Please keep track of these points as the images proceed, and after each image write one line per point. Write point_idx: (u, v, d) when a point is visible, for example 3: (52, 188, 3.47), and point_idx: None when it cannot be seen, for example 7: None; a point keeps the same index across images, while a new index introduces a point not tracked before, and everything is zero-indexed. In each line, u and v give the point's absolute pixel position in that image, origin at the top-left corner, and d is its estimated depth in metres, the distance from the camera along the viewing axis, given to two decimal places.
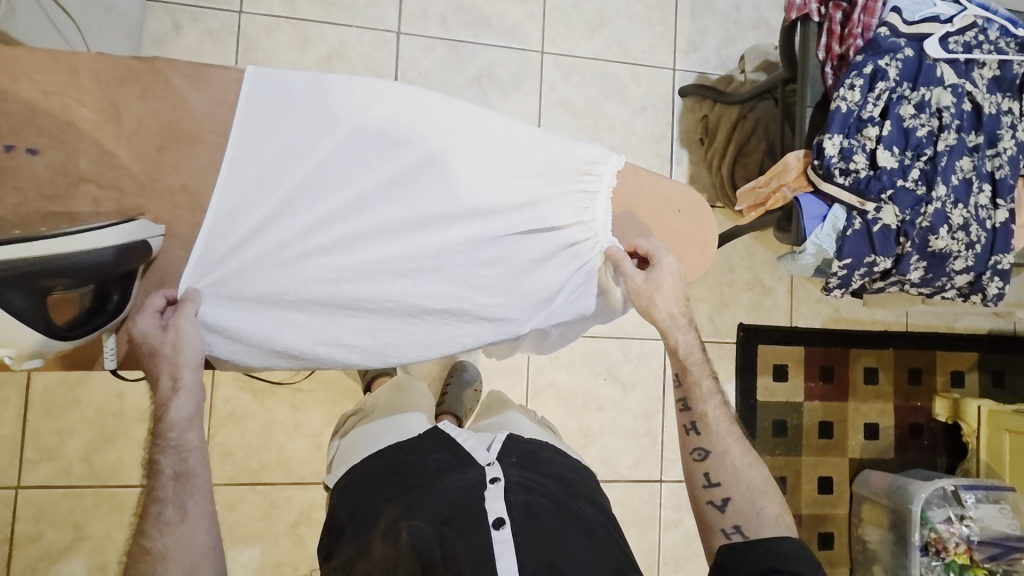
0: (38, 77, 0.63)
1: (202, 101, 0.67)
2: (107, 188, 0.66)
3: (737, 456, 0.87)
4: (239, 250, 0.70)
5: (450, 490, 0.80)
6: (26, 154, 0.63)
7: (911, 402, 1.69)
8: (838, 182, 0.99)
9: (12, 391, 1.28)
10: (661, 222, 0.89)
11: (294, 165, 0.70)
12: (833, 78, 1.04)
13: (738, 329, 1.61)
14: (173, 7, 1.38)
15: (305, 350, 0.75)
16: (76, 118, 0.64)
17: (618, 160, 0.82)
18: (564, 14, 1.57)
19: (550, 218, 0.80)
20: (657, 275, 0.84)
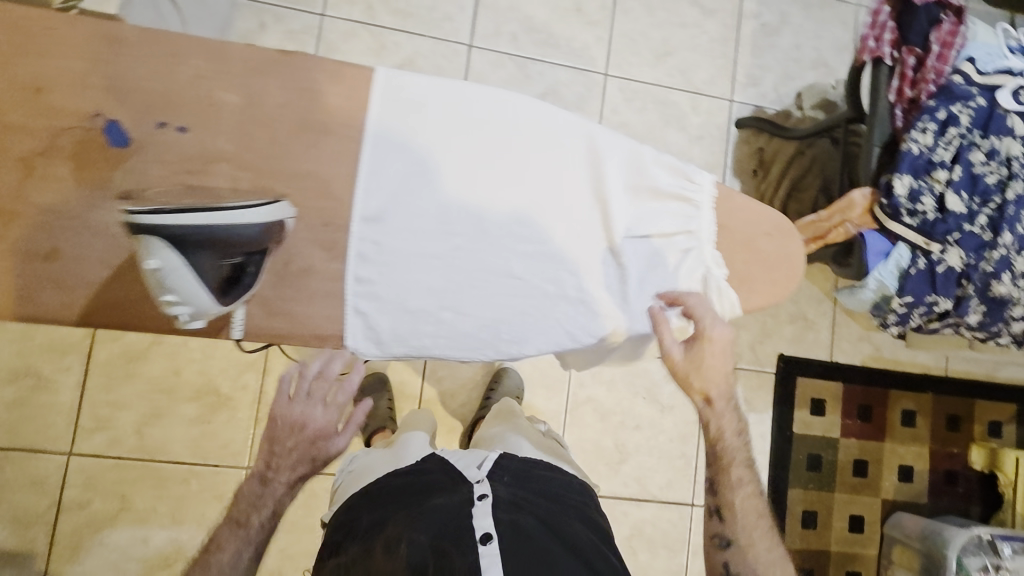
0: (192, 61, 0.68)
1: (337, 95, 0.70)
2: (243, 169, 0.69)
3: (755, 537, 0.87)
4: (384, 217, 0.71)
5: (440, 507, 0.85)
6: (176, 132, 0.68)
7: (947, 448, 1.68)
8: (905, 222, 1.01)
9: (76, 359, 1.30)
10: (748, 245, 0.80)
11: (429, 148, 0.72)
12: (903, 119, 1.07)
13: (777, 359, 1.62)
14: (261, 7, 1.45)
15: (430, 319, 0.75)
16: (219, 102, 0.68)
17: (713, 177, 0.76)
18: (631, 41, 1.62)
19: (655, 221, 0.76)
20: (697, 351, 0.78)
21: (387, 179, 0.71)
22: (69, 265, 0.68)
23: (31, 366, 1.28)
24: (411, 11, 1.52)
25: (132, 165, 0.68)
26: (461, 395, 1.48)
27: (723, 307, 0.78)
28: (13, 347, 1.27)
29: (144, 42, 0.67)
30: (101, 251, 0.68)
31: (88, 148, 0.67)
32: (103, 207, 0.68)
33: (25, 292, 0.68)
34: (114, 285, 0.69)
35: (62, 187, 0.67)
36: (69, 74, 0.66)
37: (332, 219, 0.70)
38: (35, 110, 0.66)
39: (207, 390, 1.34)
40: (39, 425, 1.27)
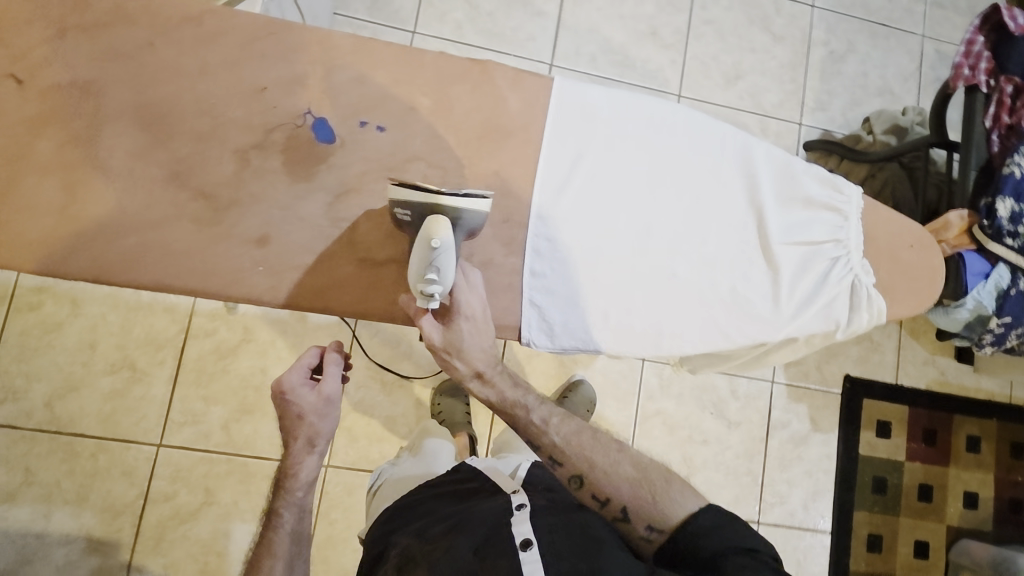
0: (390, 67, 0.76)
1: (517, 101, 0.77)
2: (433, 167, 0.75)
3: (604, 465, 0.83)
4: (559, 215, 0.77)
5: (480, 517, 0.87)
6: (376, 131, 0.75)
7: (1012, 476, 1.67)
8: (1007, 243, 1.04)
9: (170, 352, 1.36)
10: (892, 256, 0.82)
11: (597, 150, 0.77)
12: (1000, 145, 1.10)
13: (844, 380, 1.63)
14: (357, 23, 1.52)
15: (596, 314, 0.78)
16: (416, 105, 0.76)
17: (862, 188, 0.79)
18: (703, 64, 1.67)
19: (805, 228, 0.79)
20: (453, 334, 0.75)
21: (562, 181, 0.77)
22: (275, 253, 0.76)
23: (129, 358, 1.35)
24: (497, 30, 1.58)
25: (337, 160, 0.76)
26: None
27: (873, 313, 0.79)
28: (115, 339, 1.34)
29: (351, 49, 0.76)
30: (304, 241, 0.76)
31: (299, 143, 0.76)
32: (310, 199, 0.76)
33: (235, 276, 0.76)
34: (310, 274, 0.76)
35: (274, 177, 0.76)
36: (285, 75, 0.76)
37: (512, 217, 0.76)
38: (258, 107, 0.76)
39: None
40: (137, 415, 1.33)
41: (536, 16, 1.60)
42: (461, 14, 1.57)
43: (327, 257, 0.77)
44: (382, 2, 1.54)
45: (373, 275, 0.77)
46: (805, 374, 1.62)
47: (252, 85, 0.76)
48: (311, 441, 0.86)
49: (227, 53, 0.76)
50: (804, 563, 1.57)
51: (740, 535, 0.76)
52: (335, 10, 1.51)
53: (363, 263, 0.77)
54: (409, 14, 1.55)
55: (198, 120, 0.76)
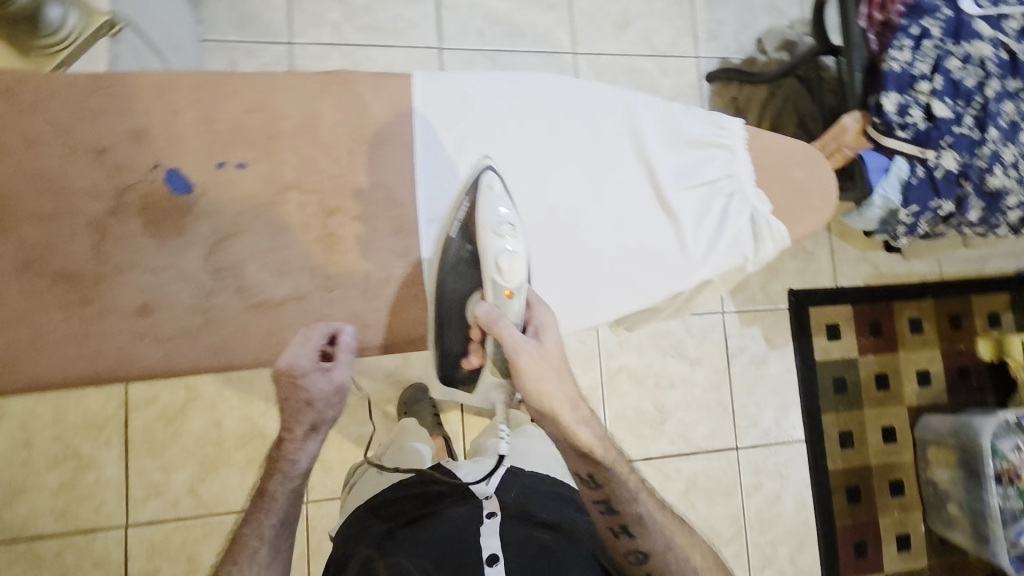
0: (239, 98, 0.73)
1: (382, 105, 0.75)
2: (308, 193, 0.74)
3: (652, 527, 0.88)
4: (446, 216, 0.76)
5: (450, 526, 0.94)
6: (237, 168, 0.72)
7: (956, 346, 1.78)
8: (899, 136, 1.07)
9: (114, 431, 1.29)
10: (785, 178, 0.83)
11: (469, 140, 0.76)
12: (878, 42, 1.12)
13: (788, 295, 1.69)
14: (227, 46, 1.43)
15: None
16: (275, 132, 0.73)
17: (740, 119, 0.80)
18: (591, 17, 1.65)
19: (696, 169, 0.81)
20: (541, 362, 0.71)
21: (439, 181, 0.76)
22: (160, 321, 0.72)
23: (71, 447, 1.28)
24: (377, 24, 1.52)
25: (202, 210, 0.72)
26: None
27: (776, 239, 0.81)
28: (51, 432, 1.27)
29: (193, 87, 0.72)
30: (188, 298, 0.72)
31: (156, 198, 0.71)
32: (184, 255, 0.72)
33: (124, 354, 0.71)
34: (202, 333, 0.72)
35: (136, 241, 0.71)
36: (128, 129, 0.71)
37: (401, 226, 0.76)
38: (101, 171, 0.71)
39: (253, 435, 1.34)
40: (96, 503, 1.27)
41: (414, 1, 1.54)
42: (336, 13, 1.49)
43: (217, 311, 0.73)
44: (249, 17, 1.45)
45: (271, 318, 0.74)
46: (751, 299, 1.66)
47: (93, 145, 0.71)
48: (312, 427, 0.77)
49: (55, 121, 0.70)
50: (787, 474, 1.64)
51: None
52: (202, 36, 1.42)
53: (257, 308, 0.74)
54: (282, 24, 1.46)
55: (42, 199, 0.70)
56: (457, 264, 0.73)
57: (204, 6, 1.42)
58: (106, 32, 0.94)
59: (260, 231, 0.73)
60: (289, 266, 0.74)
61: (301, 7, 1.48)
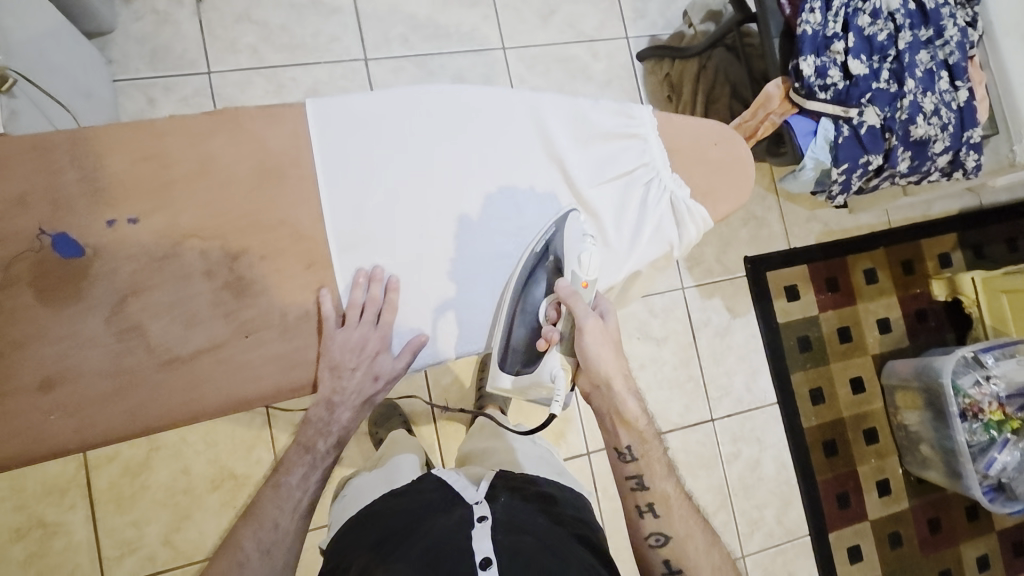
0: (123, 151, 0.70)
1: (278, 139, 0.75)
2: (211, 240, 0.72)
3: (681, 516, 0.87)
4: (363, 243, 0.77)
5: (439, 532, 0.84)
6: (129, 225, 0.70)
7: (911, 291, 1.82)
8: (821, 98, 1.08)
9: (78, 494, 1.25)
10: (701, 158, 0.87)
11: (377, 163, 0.77)
12: (790, 6, 1.13)
13: (744, 262, 1.70)
14: (142, 83, 1.38)
15: (440, 322, 0.80)
16: (166, 181, 0.71)
17: (649, 107, 0.83)
18: (515, 10, 1.64)
19: (611, 161, 0.84)
20: (601, 330, 0.80)
21: (350, 207, 0.76)
22: (68, 392, 0.69)
23: (34, 517, 1.24)
24: (297, 42, 1.48)
25: (97, 272, 0.69)
26: (471, 395, 1.50)
27: (698, 222, 0.84)
28: (10, 504, 1.22)
29: (74, 144, 0.69)
30: (95, 364, 0.70)
31: (47, 267, 0.69)
32: (85, 320, 0.70)
33: (34, 430, 0.68)
34: (116, 398, 0.70)
35: (31, 313, 0.68)
36: (8, 196, 0.67)
37: (313, 260, 0.75)
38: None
39: (224, 477, 1.31)
40: (68, 569, 1.24)
41: (332, 14, 1.51)
42: (253, 36, 1.45)
43: (130, 373, 0.70)
44: (162, 51, 1.40)
45: (187, 373, 0.72)
46: (709, 271, 1.68)
47: None
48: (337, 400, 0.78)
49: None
50: (764, 438, 1.67)
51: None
52: (114, 76, 1.37)
53: (170, 365, 0.72)
54: (197, 54, 1.42)
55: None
56: (536, 269, 0.80)
57: (112, 46, 1.37)
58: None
59: (163, 286, 0.72)
60: (198, 317, 0.72)
61: (215, 34, 1.43)
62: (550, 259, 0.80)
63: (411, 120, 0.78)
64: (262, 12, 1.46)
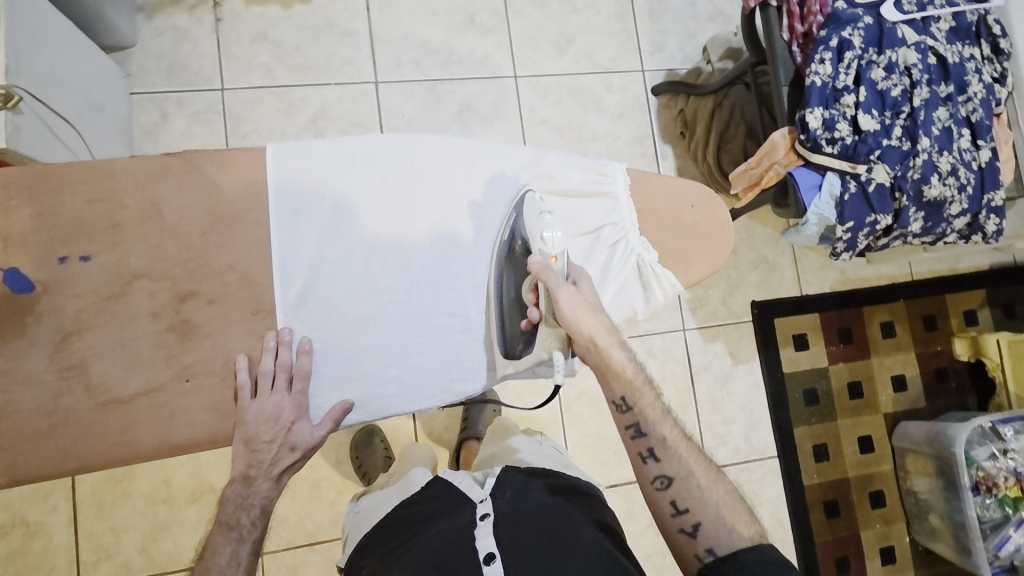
0: (80, 188, 0.72)
1: (233, 183, 0.76)
2: (160, 280, 0.74)
3: (684, 453, 0.83)
4: (312, 293, 0.78)
5: (443, 533, 0.87)
6: (80, 262, 0.71)
7: (931, 347, 1.72)
8: (827, 152, 1.04)
9: (61, 496, 1.28)
10: (676, 220, 0.85)
11: (334, 214, 0.79)
12: (802, 54, 1.09)
13: (752, 307, 1.64)
14: (158, 97, 1.42)
15: (383, 378, 0.80)
16: (121, 220, 0.73)
17: (621, 166, 0.82)
18: (530, 38, 1.62)
19: (577, 218, 0.83)
20: (581, 295, 0.77)
21: (301, 257, 0.78)
22: (2, 428, 0.69)
23: (17, 516, 1.26)
24: (309, 63, 1.50)
25: (45, 308, 0.71)
26: (456, 424, 1.49)
27: (666, 287, 0.82)
28: None
29: (34, 179, 0.71)
30: (31, 402, 0.70)
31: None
32: (26, 357, 0.70)
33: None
34: (47, 438, 0.70)
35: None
36: None
37: (261, 306, 0.77)
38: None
39: (203, 490, 1.32)
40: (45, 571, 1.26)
41: (346, 37, 1.52)
42: (267, 56, 1.48)
43: (63, 414, 0.71)
44: (179, 67, 1.44)
45: (121, 417, 0.72)
46: (713, 314, 1.62)
47: None
48: (251, 472, 0.75)
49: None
50: (760, 493, 1.59)
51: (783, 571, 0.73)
52: (131, 89, 1.41)
53: (106, 406, 0.72)
54: (212, 71, 1.45)
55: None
56: (508, 256, 0.81)
57: (131, 60, 1.42)
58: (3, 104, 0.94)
59: (106, 327, 0.72)
60: (140, 359, 0.73)
61: (230, 52, 1.47)
62: (517, 242, 0.81)
63: (371, 173, 0.80)
64: (278, 33, 1.49)
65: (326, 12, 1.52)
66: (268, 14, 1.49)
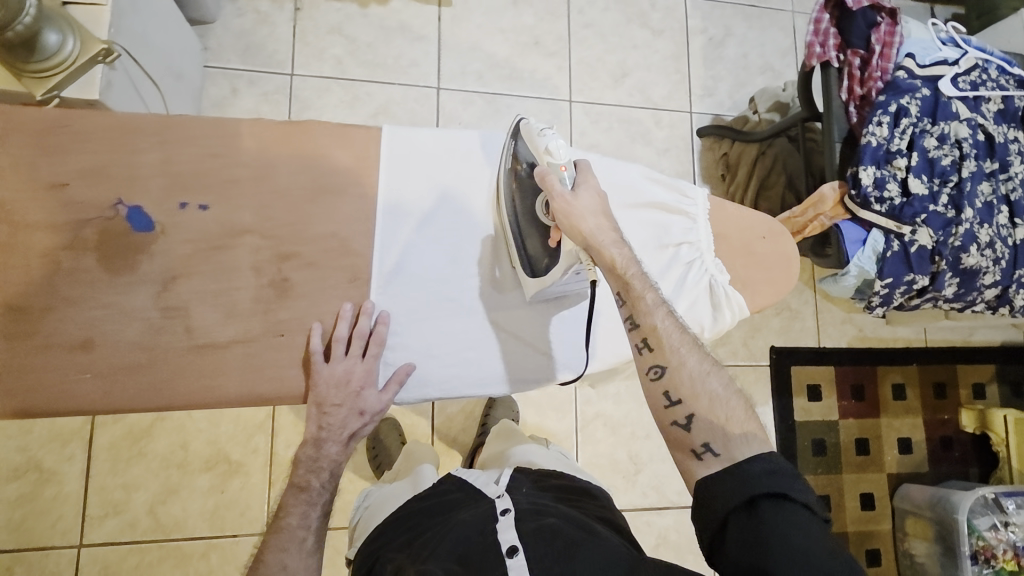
0: (206, 142, 0.79)
1: (348, 156, 0.83)
2: (266, 238, 0.79)
3: (678, 341, 0.74)
4: (402, 270, 0.84)
5: (464, 524, 0.89)
6: (199, 210, 0.77)
7: (939, 415, 1.76)
8: (875, 210, 1.09)
9: (78, 446, 1.28)
10: (747, 250, 0.89)
11: (430, 197, 0.85)
12: (857, 115, 1.14)
13: (771, 351, 1.68)
14: (231, 73, 1.48)
15: (457, 359, 0.85)
16: (238, 177, 0.79)
17: (704, 191, 0.87)
18: (589, 67, 1.69)
19: (655, 231, 0.86)
20: (577, 198, 0.77)
21: (397, 234, 0.84)
22: (101, 357, 0.74)
23: (33, 460, 1.27)
24: (379, 61, 1.56)
25: (159, 247, 0.76)
26: (474, 428, 1.51)
27: (735, 308, 0.85)
28: (14, 443, 1.26)
29: (161, 129, 0.78)
30: (131, 335, 0.75)
31: (114, 237, 0.75)
32: (133, 292, 0.76)
33: (60, 390, 0.73)
34: (141, 371, 0.75)
35: (89, 277, 0.75)
36: (90, 167, 0.75)
37: (357, 275, 0.82)
38: (61, 207, 0.74)
39: (218, 459, 1.33)
40: (53, 517, 1.26)
41: (416, 42, 1.58)
42: (339, 48, 1.54)
43: (159, 351, 0.76)
44: (255, 47, 1.50)
45: (212, 359, 0.77)
46: (733, 353, 1.66)
47: (52, 180, 0.74)
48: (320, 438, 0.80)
49: (17, 154, 0.74)
50: None
51: (785, 482, 0.64)
52: (206, 62, 1.47)
53: (201, 350, 0.77)
54: (285, 56, 1.51)
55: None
56: (515, 179, 0.85)
57: (210, 35, 1.48)
58: (103, 59, 0.98)
59: (211, 274, 0.78)
60: (237, 309, 0.78)
61: (305, 40, 1.52)
62: (524, 165, 0.84)
63: (470, 165, 0.88)
64: (353, 28, 1.55)
65: (401, 16, 1.58)
66: (346, 10, 1.55)
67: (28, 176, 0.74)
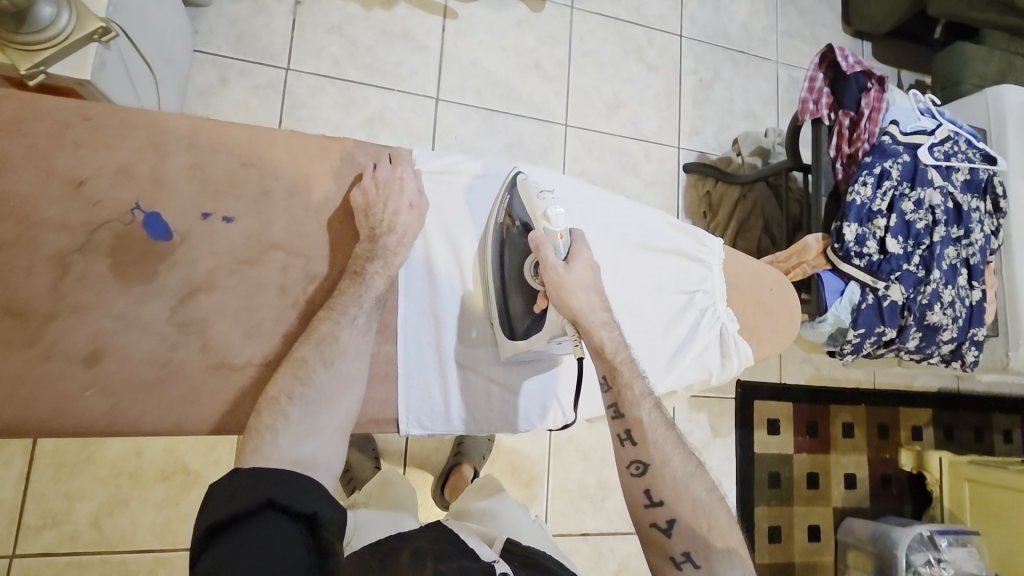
0: (238, 150, 0.79)
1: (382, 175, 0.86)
2: (294, 255, 0.81)
3: (662, 438, 0.78)
4: (440, 311, 0.89)
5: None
6: (223, 222, 0.78)
7: (881, 454, 1.87)
8: (855, 263, 1.15)
9: (17, 449, 1.17)
10: (757, 301, 0.96)
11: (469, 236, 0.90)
12: (843, 172, 1.22)
13: (736, 386, 1.74)
14: (220, 61, 1.41)
15: (486, 397, 0.92)
16: (270, 190, 0.80)
17: (721, 242, 0.93)
18: (586, 95, 1.72)
19: (676, 280, 0.92)
20: (569, 273, 0.80)
21: (438, 276, 0.89)
22: (111, 368, 0.74)
23: None
24: (378, 66, 1.53)
25: (178, 256, 0.76)
26: (447, 447, 1.48)
27: (742, 357, 0.93)
28: None
29: (190, 130, 0.78)
30: (145, 350, 0.75)
31: (130, 241, 0.74)
32: (149, 303, 0.75)
33: (65, 402, 0.73)
34: (156, 388, 0.75)
35: (100, 283, 0.73)
36: (112, 166, 0.73)
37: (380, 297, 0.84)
38: (75, 206, 0.72)
39: (175, 469, 1.25)
40: None
41: (418, 50, 1.56)
42: (337, 48, 1.50)
43: (174, 367, 0.76)
44: (249, 37, 1.44)
45: (232, 379, 0.78)
46: None
47: (68, 178, 0.72)
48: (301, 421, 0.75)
49: (31, 146, 0.71)
50: None
51: None
52: (194, 47, 1.39)
53: (218, 368, 0.78)
54: (281, 49, 1.46)
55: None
56: (506, 234, 0.87)
57: (202, 19, 1.40)
58: (98, 37, 0.90)
59: (234, 289, 0.79)
60: (260, 328, 0.80)
61: (303, 36, 1.47)
62: (517, 223, 0.87)
63: None
64: (353, 29, 1.51)
65: (404, 22, 1.56)
66: (348, 10, 1.52)
67: (42, 172, 0.71)
